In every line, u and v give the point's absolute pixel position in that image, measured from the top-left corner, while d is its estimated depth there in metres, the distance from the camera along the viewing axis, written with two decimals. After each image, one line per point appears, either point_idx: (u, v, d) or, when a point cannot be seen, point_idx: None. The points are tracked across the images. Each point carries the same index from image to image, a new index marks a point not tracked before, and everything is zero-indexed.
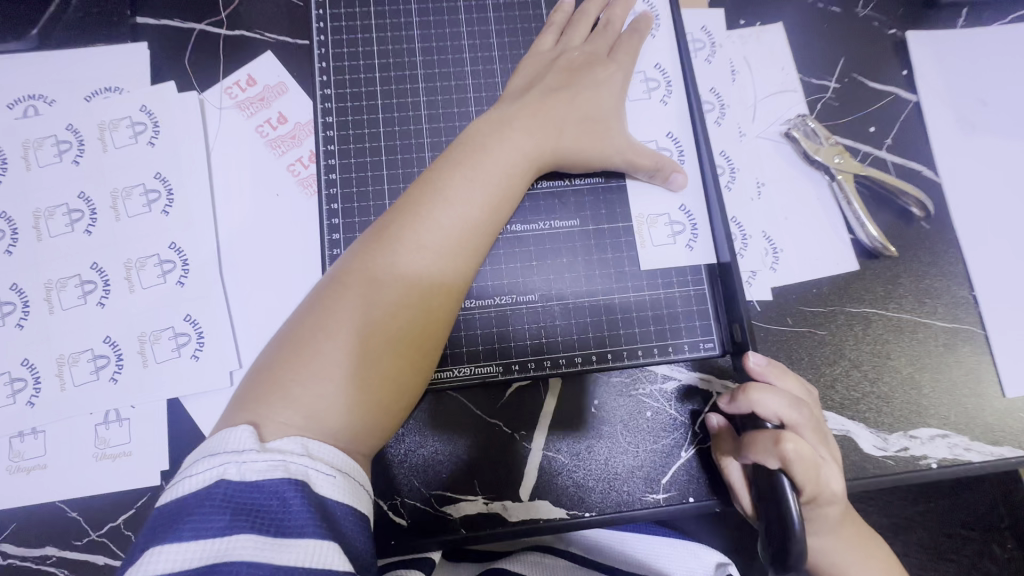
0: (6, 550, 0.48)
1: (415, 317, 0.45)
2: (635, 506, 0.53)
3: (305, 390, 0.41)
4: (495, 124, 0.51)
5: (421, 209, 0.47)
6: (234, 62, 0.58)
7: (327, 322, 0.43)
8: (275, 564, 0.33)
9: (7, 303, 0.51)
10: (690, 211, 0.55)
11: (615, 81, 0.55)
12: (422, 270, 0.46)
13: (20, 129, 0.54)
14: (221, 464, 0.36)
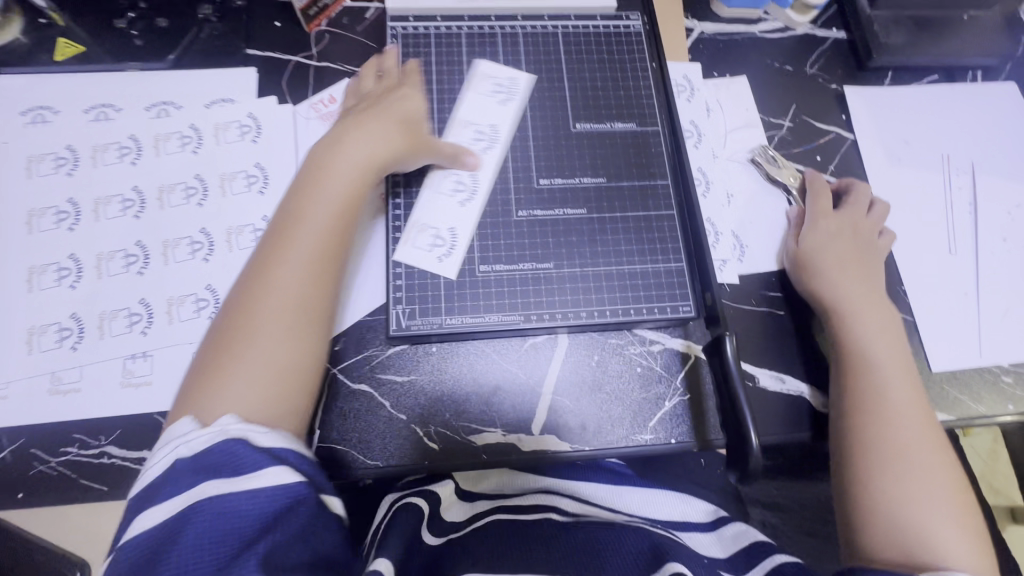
0: (112, 451, 0.59)
1: (301, 300, 0.56)
2: (628, 443, 0.64)
3: (248, 369, 0.52)
4: (329, 142, 0.63)
5: (292, 215, 0.59)
6: (321, 85, 0.74)
7: (227, 313, 0.55)
8: (249, 492, 0.44)
9: (132, 254, 0.64)
10: (456, 232, 0.65)
11: (412, 106, 0.66)
12: (296, 265, 0.57)
13: (155, 125, 0.69)
14: (171, 449, 0.46)
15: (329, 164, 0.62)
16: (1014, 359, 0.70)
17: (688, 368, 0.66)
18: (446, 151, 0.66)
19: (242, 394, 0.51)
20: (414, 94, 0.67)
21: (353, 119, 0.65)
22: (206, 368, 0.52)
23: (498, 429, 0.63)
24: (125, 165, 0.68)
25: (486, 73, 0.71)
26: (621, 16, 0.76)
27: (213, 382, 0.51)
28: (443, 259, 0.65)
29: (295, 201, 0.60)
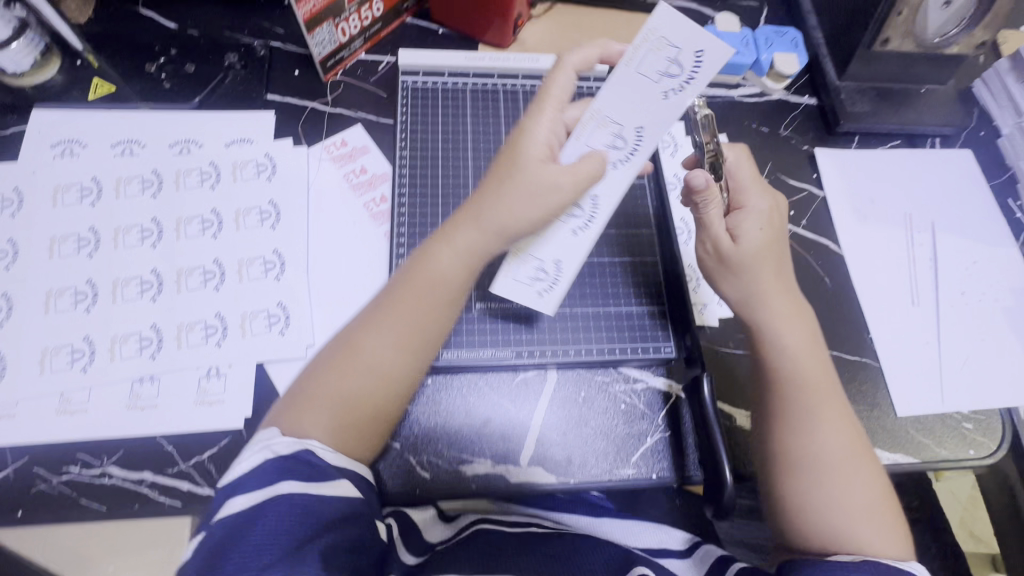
0: (113, 472, 0.61)
1: (378, 363, 0.58)
2: (611, 477, 0.67)
3: (324, 404, 0.56)
4: (490, 201, 0.58)
5: (426, 287, 0.59)
6: (333, 129, 0.80)
7: (346, 355, 0.58)
8: (318, 494, 0.50)
9: (146, 281, 0.68)
10: (561, 266, 0.61)
11: (538, 145, 0.58)
12: (377, 329, 0.59)
13: (176, 161, 0.74)
14: (257, 452, 0.52)
15: (514, 227, 0.58)
16: (974, 407, 0.75)
17: (669, 406, 0.70)
18: (596, 171, 0.57)
19: (323, 425, 0.56)
20: (551, 129, 0.59)
21: (494, 169, 0.60)
22: (301, 397, 0.57)
23: (487, 460, 0.66)
24: (146, 197, 0.72)
25: (611, 106, 0.57)
26: (612, 79, 0.83)
27: (304, 403, 0.57)
28: (542, 295, 0.62)
29: (442, 268, 0.60)
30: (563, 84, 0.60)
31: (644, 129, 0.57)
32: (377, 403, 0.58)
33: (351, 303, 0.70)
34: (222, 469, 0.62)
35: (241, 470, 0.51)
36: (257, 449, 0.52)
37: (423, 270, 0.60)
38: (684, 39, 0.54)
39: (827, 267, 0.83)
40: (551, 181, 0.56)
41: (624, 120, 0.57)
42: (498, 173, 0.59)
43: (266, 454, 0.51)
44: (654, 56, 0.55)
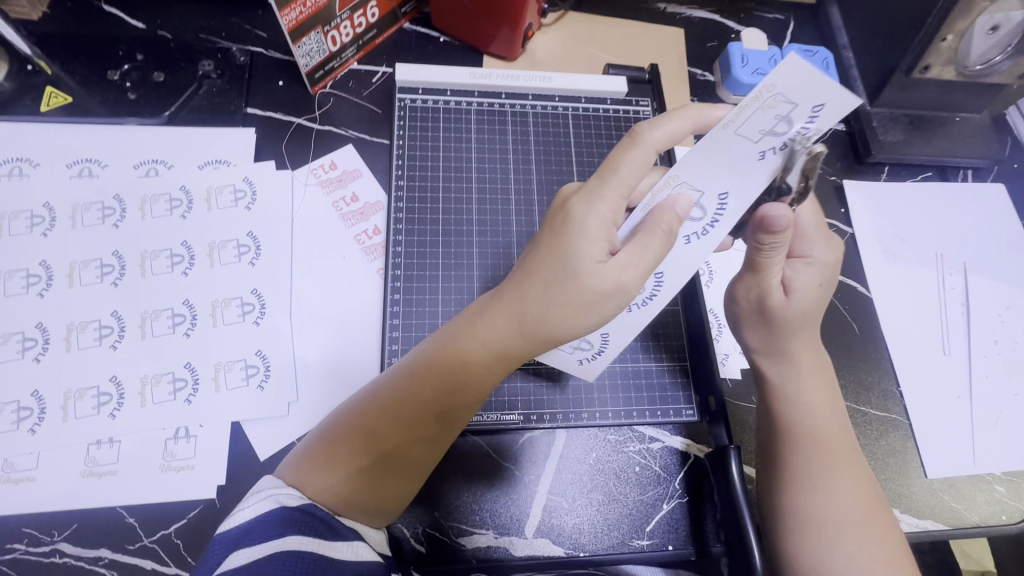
0: (64, 549, 0.54)
1: (402, 456, 0.49)
2: (623, 550, 0.61)
3: (337, 464, 0.48)
4: (534, 303, 0.45)
5: (451, 389, 0.48)
6: (321, 150, 0.71)
7: (357, 433, 0.48)
8: (325, 556, 0.43)
9: (107, 326, 0.60)
10: (608, 339, 0.56)
11: (589, 246, 0.44)
12: (399, 429, 0.48)
13: (143, 185, 0.66)
14: (264, 497, 0.46)
15: (559, 337, 0.46)
16: (1008, 468, 0.70)
17: (687, 469, 0.64)
18: (670, 230, 0.44)
19: (334, 481, 0.48)
20: (610, 214, 0.45)
21: (541, 258, 0.46)
22: (317, 450, 0.49)
23: (490, 531, 0.60)
24: (106, 227, 0.64)
25: (691, 172, 0.44)
26: (630, 100, 0.76)
27: (321, 462, 0.48)
28: (583, 363, 0.59)
29: (468, 370, 0.48)
30: (637, 164, 0.45)
31: (728, 195, 0.44)
32: (401, 481, 0.50)
33: (339, 352, 0.62)
34: (191, 545, 0.55)
35: (243, 517, 0.44)
36: (265, 494, 0.46)
37: (445, 368, 0.48)
38: (802, 91, 0.38)
39: (855, 311, 0.77)
40: (612, 283, 0.44)
41: (705, 186, 0.45)
42: (548, 266, 0.45)
43: (272, 499, 0.45)
44: (759, 114, 0.39)
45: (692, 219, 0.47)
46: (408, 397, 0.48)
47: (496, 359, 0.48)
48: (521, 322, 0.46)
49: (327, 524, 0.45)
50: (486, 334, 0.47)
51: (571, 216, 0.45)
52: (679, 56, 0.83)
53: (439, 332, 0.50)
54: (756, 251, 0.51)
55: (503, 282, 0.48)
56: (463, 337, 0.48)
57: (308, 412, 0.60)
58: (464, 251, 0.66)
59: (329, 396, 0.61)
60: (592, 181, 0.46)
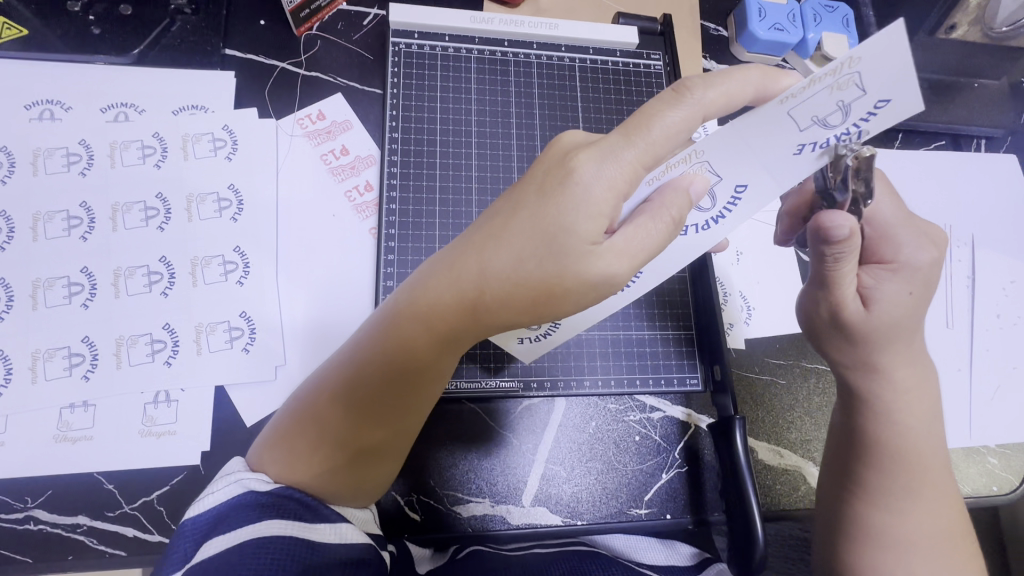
0: (39, 516, 0.52)
1: (367, 432, 0.44)
2: (621, 519, 0.60)
3: (304, 446, 0.43)
4: (499, 266, 0.40)
5: (419, 352, 0.42)
6: (309, 98, 0.66)
7: (310, 421, 0.43)
8: (302, 538, 0.39)
9: (76, 284, 0.56)
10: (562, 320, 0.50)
11: (588, 221, 0.39)
12: (354, 414, 0.43)
13: (111, 130, 0.61)
14: (231, 482, 0.42)
15: (539, 307, 0.40)
16: (1001, 440, 0.70)
17: (687, 439, 0.63)
18: (678, 218, 0.39)
19: (295, 472, 0.43)
20: (621, 181, 0.39)
21: (523, 223, 0.40)
22: (283, 435, 0.44)
23: (486, 500, 0.59)
24: (71, 175, 0.59)
25: (719, 155, 0.38)
26: (641, 54, 0.71)
27: (279, 452, 0.43)
28: (524, 343, 0.53)
29: (427, 342, 0.42)
30: (675, 124, 0.39)
31: (748, 187, 0.40)
32: (369, 467, 0.45)
33: (329, 315, 0.59)
34: (174, 512, 0.53)
35: (214, 502, 0.40)
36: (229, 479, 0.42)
37: (400, 343, 0.42)
38: (878, 82, 0.32)
39: None
40: (605, 271, 0.39)
41: (726, 173, 0.39)
42: (521, 229, 0.40)
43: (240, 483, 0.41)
44: (822, 97, 0.33)
45: (699, 207, 0.42)
46: (359, 376, 0.43)
47: (460, 328, 0.42)
48: (485, 285, 0.41)
49: (307, 505, 0.42)
50: (442, 299, 0.41)
51: (573, 176, 0.39)
52: (693, 6, 0.77)
53: (390, 300, 0.45)
54: (821, 263, 0.44)
55: (458, 243, 0.43)
56: (416, 305, 0.42)
57: (297, 377, 0.57)
58: (462, 211, 0.62)
59: (320, 361, 0.58)
60: (612, 137, 0.39)
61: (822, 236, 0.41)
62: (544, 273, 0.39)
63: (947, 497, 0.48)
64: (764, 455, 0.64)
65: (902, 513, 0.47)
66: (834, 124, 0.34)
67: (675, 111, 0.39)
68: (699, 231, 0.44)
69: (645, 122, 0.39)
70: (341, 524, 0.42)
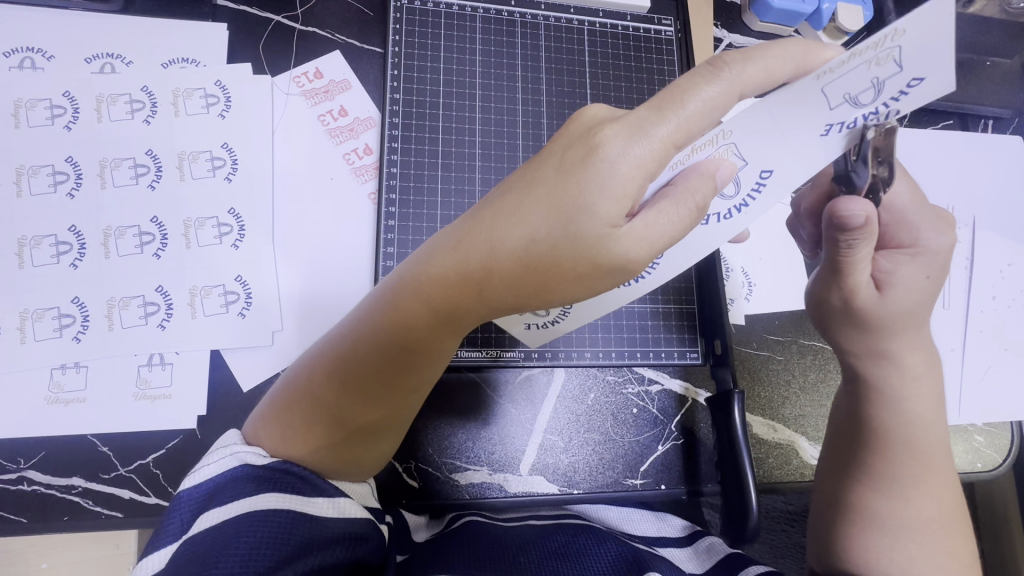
0: (33, 477, 0.51)
1: (364, 408, 0.43)
2: (617, 488, 0.61)
3: (300, 418, 0.42)
4: (505, 245, 0.39)
5: (420, 328, 0.41)
6: (305, 55, 0.63)
7: (307, 397, 0.42)
8: (301, 511, 0.38)
9: (65, 243, 0.55)
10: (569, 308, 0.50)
11: (610, 202, 0.37)
12: (351, 392, 0.42)
13: (97, 82, 0.58)
14: (230, 454, 0.41)
15: (541, 282, 0.39)
16: (987, 419, 0.72)
17: (683, 412, 0.64)
18: (701, 205, 0.38)
19: (292, 446, 0.42)
20: (649, 159, 0.37)
21: (538, 202, 0.39)
22: (280, 407, 0.43)
23: (484, 468, 0.59)
24: (56, 129, 0.56)
25: (745, 133, 0.38)
26: (651, 19, 0.68)
27: (278, 425, 0.43)
28: (532, 327, 0.52)
29: (427, 322, 0.41)
30: (708, 106, 0.37)
31: (774, 172, 0.39)
32: (366, 445, 0.44)
33: (327, 280, 0.58)
34: (170, 475, 0.52)
35: (209, 474, 0.40)
36: (226, 453, 0.41)
37: (400, 322, 0.41)
38: (918, 59, 0.30)
39: None
40: (622, 256, 0.38)
41: (752, 156, 0.39)
42: (533, 207, 0.39)
43: (237, 456, 0.41)
44: (859, 73, 0.32)
45: (723, 194, 0.42)
46: (358, 353, 0.41)
47: (462, 309, 0.41)
48: (488, 264, 0.39)
49: (302, 478, 0.40)
50: (445, 276, 0.40)
51: (598, 153, 0.38)
52: None
53: (393, 277, 0.44)
54: (837, 252, 0.42)
55: (464, 220, 0.42)
56: (419, 284, 0.41)
57: (297, 344, 0.56)
58: (465, 177, 0.60)
59: (317, 326, 0.57)
60: (641, 112, 0.37)
61: (839, 222, 0.39)
62: (551, 253, 0.38)
63: (948, 489, 0.49)
64: (758, 429, 0.65)
65: (905, 499, 0.48)
66: (865, 102, 0.33)
67: (711, 88, 0.37)
68: (721, 220, 0.43)
69: (679, 99, 0.37)
70: (339, 499, 0.41)
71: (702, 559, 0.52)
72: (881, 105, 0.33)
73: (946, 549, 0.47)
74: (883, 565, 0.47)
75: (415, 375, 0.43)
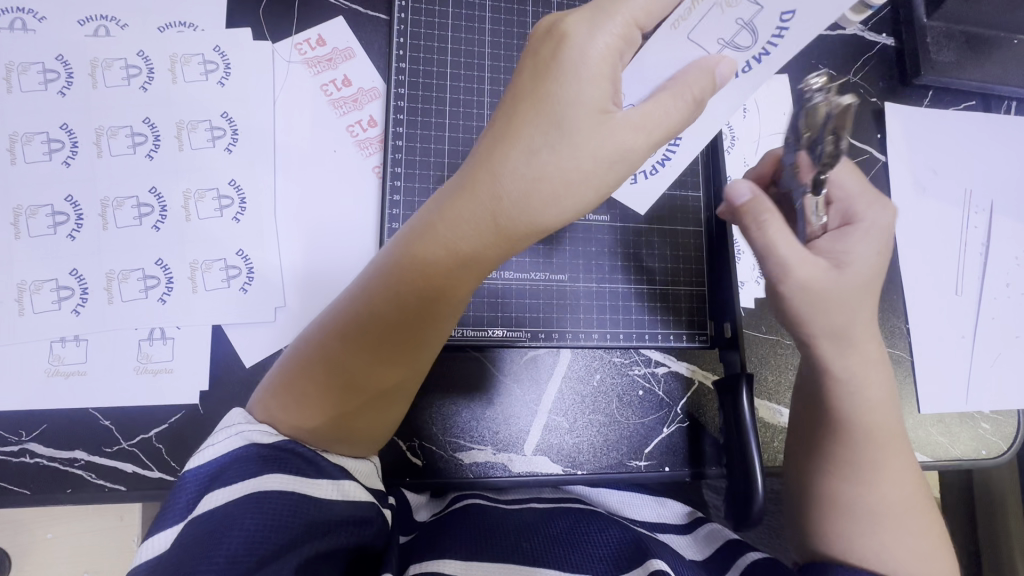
0: (35, 449, 0.51)
1: (370, 368, 0.42)
2: (622, 470, 0.61)
3: (308, 380, 0.42)
4: (521, 176, 0.39)
5: (429, 274, 0.41)
6: (306, 20, 0.60)
7: (319, 358, 0.42)
8: (305, 495, 0.38)
9: (62, 213, 0.53)
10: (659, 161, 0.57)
11: (591, 88, 0.39)
12: (365, 357, 0.41)
13: (90, 46, 0.56)
14: (236, 435, 0.40)
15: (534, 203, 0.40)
16: (993, 406, 0.71)
17: (689, 394, 0.63)
18: (698, 97, 0.41)
19: (304, 419, 0.41)
20: (615, 42, 0.39)
21: (529, 122, 0.39)
22: (291, 375, 0.42)
23: (488, 448, 0.59)
24: (49, 94, 0.55)
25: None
26: None
27: (289, 396, 0.42)
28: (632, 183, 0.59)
29: (440, 267, 0.41)
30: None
31: (795, 12, 0.40)
32: (370, 413, 0.43)
33: (328, 257, 0.56)
34: (173, 450, 0.52)
35: (216, 453, 0.39)
36: (230, 433, 0.40)
37: (413, 274, 0.41)
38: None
39: None
40: (617, 138, 0.39)
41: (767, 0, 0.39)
42: (535, 124, 0.39)
43: (241, 437, 0.40)
44: (717, 17, 0.40)
45: (737, 44, 0.42)
46: (370, 310, 0.41)
47: (483, 249, 0.41)
48: (498, 199, 0.40)
49: (308, 459, 0.40)
50: (458, 219, 0.40)
51: (565, 45, 0.39)
52: None
53: (400, 235, 0.43)
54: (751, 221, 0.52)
55: (467, 164, 0.42)
56: (428, 224, 0.41)
57: (300, 322, 0.55)
58: (472, 151, 0.59)
59: (320, 303, 0.56)
60: (591, 9, 0.40)
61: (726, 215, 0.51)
62: (571, 159, 0.39)
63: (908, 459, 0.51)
64: (767, 415, 0.64)
65: (870, 483, 0.49)
66: None
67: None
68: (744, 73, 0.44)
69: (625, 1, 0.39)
70: (343, 482, 0.40)
71: (702, 547, 0.53)
72: (763, 47, 0.41)
73: (914, 532, 0.49)
74: (858, 552, 0.48)
75: (422, 334, 0.42)
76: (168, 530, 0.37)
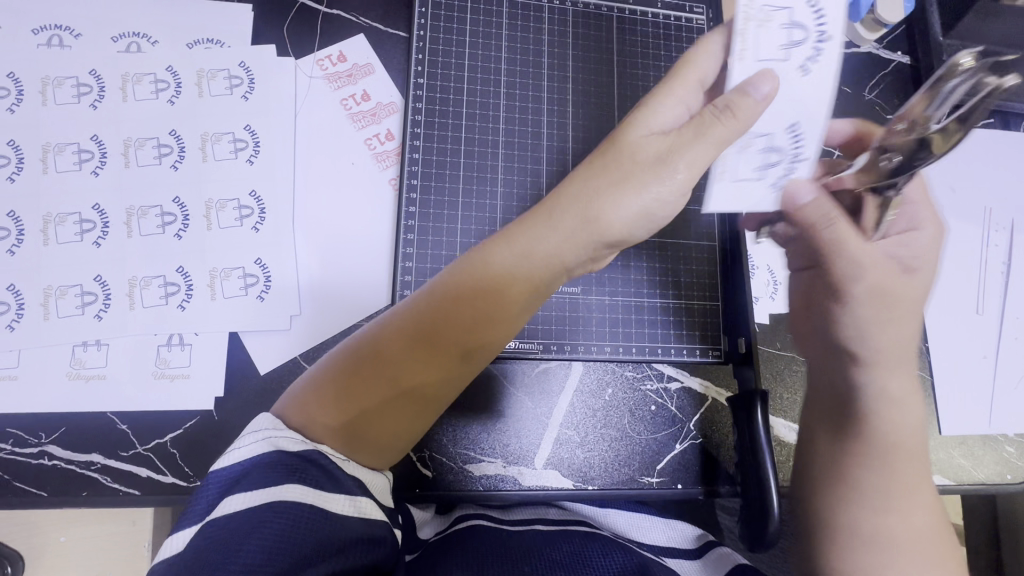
0: (53, 451, 0.52)
1: (416, 373, 0.43)
2: (635, 486, 0.60)
3: (355, 380, 0.42)
4: (587, 201, 0.42)
5: (484, 290, 0.43)
6: (329, 37, 0.61)
7: (367, 359, 0.43)
8: (315, 507, 0.37)
9: (88, 221, 0.55)
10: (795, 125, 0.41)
11: (658, 128, 0.44)
12: (408, 358, 0.42)
13: (122, 62, 0.58)
14: (254, 441, 0.40)
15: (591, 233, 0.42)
16: (1017, 429, 0.69)
17: (703, 410, 0.62)
18: (741, 112, 0.39)
19: (332, 420, 0.42)
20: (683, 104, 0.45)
21: (605, 160, 0.44)
22: (338, 372, 0.43)
23: (499, 460, 0.59)
24: (81, 107, 0.57)
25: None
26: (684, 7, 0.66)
27: (324, 395, 0.42)
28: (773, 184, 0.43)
29: (499, 284, 0.43)
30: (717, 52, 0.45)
31: None
32: (407, 425, 0.44)
33: (343, 265, 0.57)
34: (187, 455, 0.52)
35: (234, 459, 0.40)
36: (246, 441, 0.40)
37: (457, 279, 0.44)
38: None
39: None
40: (667, 156, 0.42)
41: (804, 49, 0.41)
42: (601, 165, 0.43)
43: (256, 445, 0.40)
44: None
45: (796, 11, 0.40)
46: (427, 318, 0.43)
47: (541, 264, 0.43)
48: (571, 230, 0.43)
49: (317, 469, 0.39)
50: (526, 244, 0.43)
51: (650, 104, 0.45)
52: None
53: (459, 257, 0.46)
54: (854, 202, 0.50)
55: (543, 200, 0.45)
56: (485, 246, 0.45)
57: (316, 330, 0.56)
58: (488, 164, 0.60)
59: (338, 311, 0.56)
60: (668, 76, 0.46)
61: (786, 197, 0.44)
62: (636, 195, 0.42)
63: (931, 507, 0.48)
64: (783, 433, 0.62)
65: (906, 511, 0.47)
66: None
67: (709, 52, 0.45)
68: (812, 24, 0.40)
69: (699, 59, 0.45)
70: (355, 496, 0.40)
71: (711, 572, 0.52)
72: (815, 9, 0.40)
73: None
74: None
75: (471, 347, 0.43)
76: (179, 534, 0.37)
